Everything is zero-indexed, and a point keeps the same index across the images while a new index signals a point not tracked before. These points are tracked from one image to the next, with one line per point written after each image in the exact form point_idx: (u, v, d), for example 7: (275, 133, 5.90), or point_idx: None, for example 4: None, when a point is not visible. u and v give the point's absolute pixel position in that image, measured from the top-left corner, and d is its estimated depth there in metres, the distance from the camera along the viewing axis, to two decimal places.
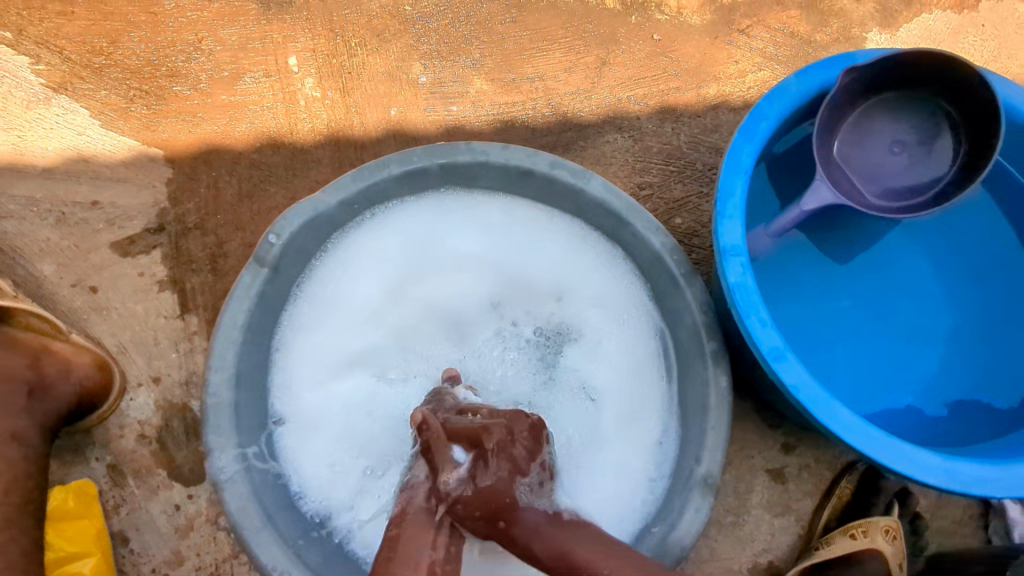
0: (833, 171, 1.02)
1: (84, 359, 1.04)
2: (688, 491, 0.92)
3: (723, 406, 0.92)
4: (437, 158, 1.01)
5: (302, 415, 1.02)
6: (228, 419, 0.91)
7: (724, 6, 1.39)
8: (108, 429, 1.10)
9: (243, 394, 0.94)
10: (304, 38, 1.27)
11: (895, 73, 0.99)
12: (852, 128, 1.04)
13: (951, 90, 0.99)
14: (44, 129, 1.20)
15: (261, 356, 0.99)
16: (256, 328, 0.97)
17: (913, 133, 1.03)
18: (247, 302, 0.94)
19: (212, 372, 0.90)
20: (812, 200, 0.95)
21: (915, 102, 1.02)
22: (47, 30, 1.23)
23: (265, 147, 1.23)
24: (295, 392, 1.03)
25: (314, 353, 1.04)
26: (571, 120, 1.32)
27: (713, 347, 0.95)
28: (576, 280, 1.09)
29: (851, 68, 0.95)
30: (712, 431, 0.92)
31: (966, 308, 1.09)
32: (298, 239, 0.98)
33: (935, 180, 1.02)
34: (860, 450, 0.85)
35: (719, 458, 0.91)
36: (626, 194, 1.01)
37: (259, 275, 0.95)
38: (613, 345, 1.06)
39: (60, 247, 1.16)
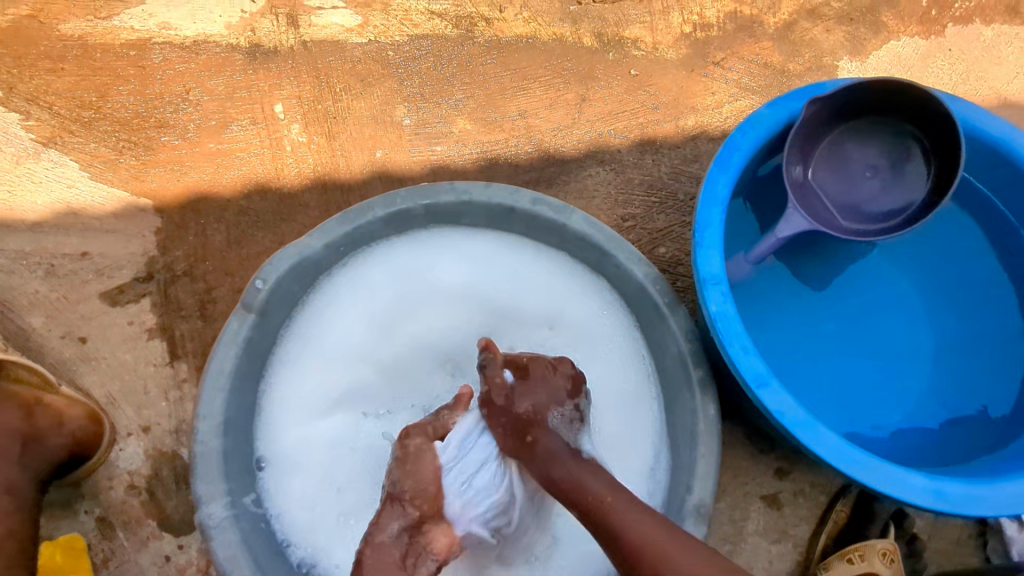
0: (807, 198, 1.04)
1: (77, 412, 1.03)
2: (681, 521, 0.92)
3: (712, 434, 0.93)
4: (420, 199, 1.02)
5: (289, 456, 1.01)
6: (218, 465, 0.91)
7: (699, 40, 1.43)
8: (97, 481, 1.10)
9: (231, 441, 0.94)
10: (290, 85, 1.30)
11: (859, 100, 1.02)
12: (822, 155, 1.06)
13: (915, 113, 1.01)
14: (33, 183, 1.21)
15: (249, 400, 0.99)
16: (245, 373, 0.97)
17: (882, 156, 1.06)
18: (234, 348, 0.94)
19: (200, 420, 0.91)
20: (787, 227, 0.98)
21: (883, 128, 1.05)
22: (37, 86, 1.25)
23: (253, 193, 1.25)
24: (281, 433, 1.02)
25: (300, 396, 1.04)
26: (553, 155, 1.34)
27: (699, 375, 0.95)
28: (563, 311, 1.09)
29: (816, 98, 0.98)
30: (702, 459, 0.92)
31: (949, 327, 1.10)
32: (284, 283, 0.99)
33: (907, 202, 1.04)
34: (848, 474, 0.85)
35: (710, 487, 0.91)
36: (608, 227, 1.02)
37: (246, 320, 0.95)
38: (599, 378, 1.06)
39: (49, 299, 1.17)
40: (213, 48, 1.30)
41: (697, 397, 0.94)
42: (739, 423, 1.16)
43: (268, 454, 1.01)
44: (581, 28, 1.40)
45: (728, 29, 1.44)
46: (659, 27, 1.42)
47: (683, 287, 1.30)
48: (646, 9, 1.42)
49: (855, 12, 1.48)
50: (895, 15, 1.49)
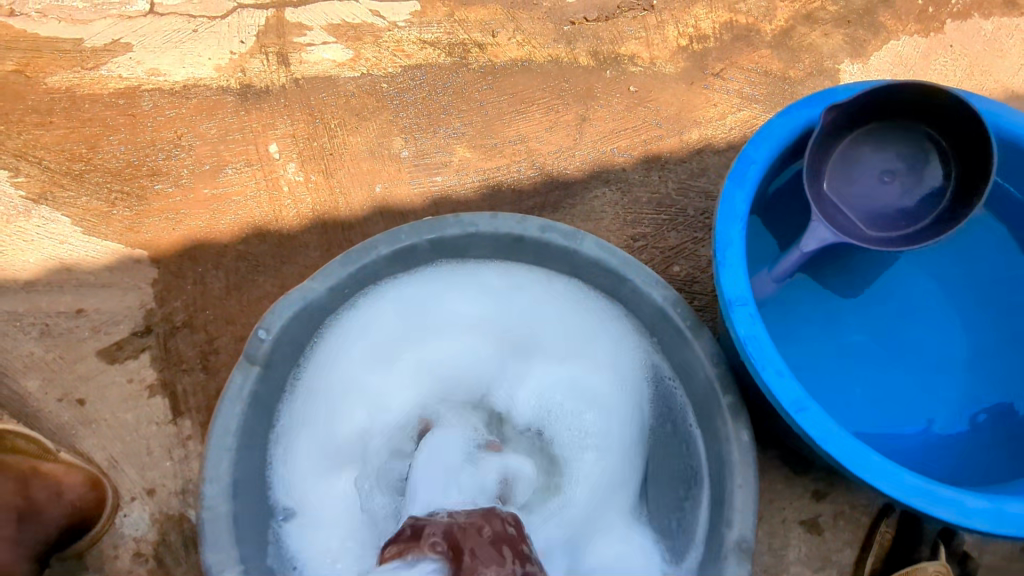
0: (826, 208, 1.00)
1: (76, 477, 0.99)
2: (722, 558, 0.86)
3: (748, 464, 0.87)
4: (425, 234, 0.98)
5: (303, 512, 0.96)
6: (228, 531, 0.85)
7: (696, 52, 1.40)
8: (101, 551, 1.04)
9: (241, 503, 0.88)
10: (284, 124, 1.27)
11: (875, 104, 0.98)
12: (839, 163, 1.02)
13: (932, 113, 0.97)
14: (24, 241, 1.17)
15: (258, 456, 0.94)
16: (252, 428, 0.92)
17: (901, 160, 1.01)
18: (240, 404, 0.89)
19: (207, 483, 0.85)
20: (811, 241, 0.94)
21: (899, 131, 1.01)
22: (26, 142, 1.22)
23: (251, 237, 1.21)
24: (296, 487, 0.97)
25: (309, 446, 0.99)
26: (557, 178, 1.31)
27: (730, 402, 0.90)
28: (581, 340, 1.06)
29: (832, 105, 0.94)
30: (740, 491, 0.87)
31: (983, 332, 1.05)
32: (290, 331, 0.95)
33: (930, 206, 1.00)
34: (902, 501, 0.80)
35: (751, 520, 0.85)
36: (621, 250, 0.98)
37: (250, 373, 0.91)
38: (619, 412, 1.03)
39: (45, 360, 1.12)
40: (204, 91, 1.28)
41: (729, 424, 0.89)
42: (771, 445, 1.10)
43: (281, 510, 0.96)
44: (576, 47, 1.38)
45: (725, 39, 1.42)
46: (655, 42, 1.40)
47: (701, 305, 1.25)
48: (641, 25, 1.40)
49: (852, 14, 1.46)
50: (893, 15, 1.46)
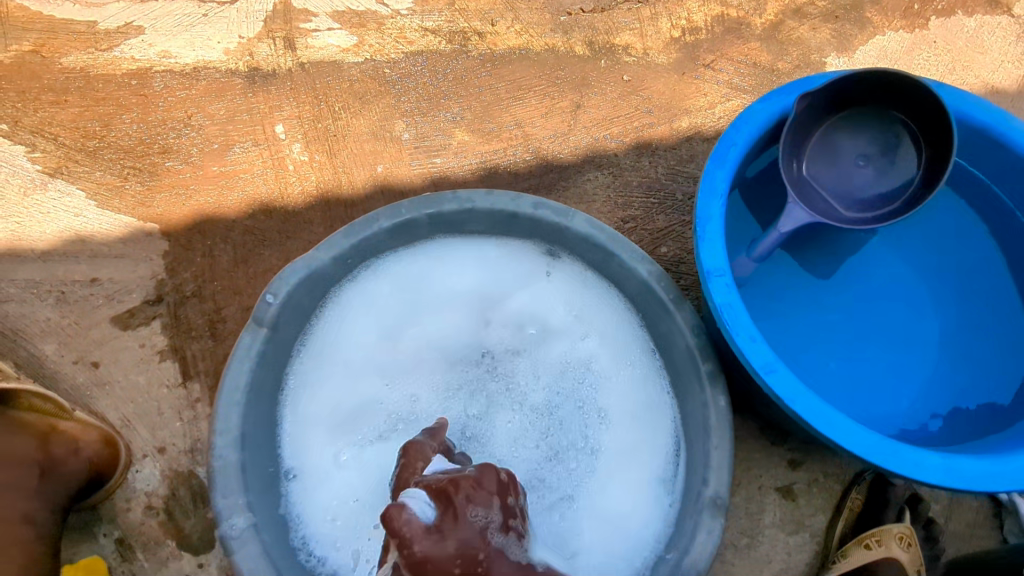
0: (803, 190, 1.06)
1: (92, 435, 1.05)
2: (698, 513, 0.92)
3: (724, 426, 0.93)
4: (425, 209, 1.04)
5: (310, 474, 1.02)
6: (237, 478, 0.91)
7: (688, 44, 1.46)
8: (114, 504, 1.10)
9: (249, 454, 0.94)
10: (290, 106, 1.32)
11: (849, 92, 1.03)
12: (816, 147, 1.08)
13: (903, 101, 1.03)
14: (41, 214, 1.23)
15: (264, 414, 1.00)
16: (259, 386, 0.98)
17: (874, 145, 1.07)
18: (248, 362, 0.95)
19: (217, 435, 0.91)
20: (788, 222, 1.00)
21: (873, 118, 1.07)
22: (42, 119, 1.27)
23: (258, 213, 1.26)
24: (305, 452, 1.03)
25: (316, 410, 1.05)
26: (551, 162, 1.36)
27: (708, 368, 0.96)
28: (584, 317, 1.11)
29: (806, 93, 1.00)
30: (716, 451, 0.93)
31: (954, 311, 1.11)
32: (296, 297, 1.01)
33: (900, 189, 1.06)
34: (865, 457, 0.85)
35: (725, 478, 0.91)
36: (609, 227, 1.04)
37: (258, 335, 0.96)
38: (610, 384, 1.08)
39: (60, 326, 1.18)
40: (213, 73, 1.33)
41: (707, 389, 0.95)
42: (750, 416, 1.17)
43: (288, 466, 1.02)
44: (572, 37, 1.43)
45: (716, 32, 1.48)
46: (649, 33, 1.45)
47: (686, 285, 1.31)
48: (635, 16, 1.46)
49: (840, 10, 1.52)
50: (879, 11, 1.52)
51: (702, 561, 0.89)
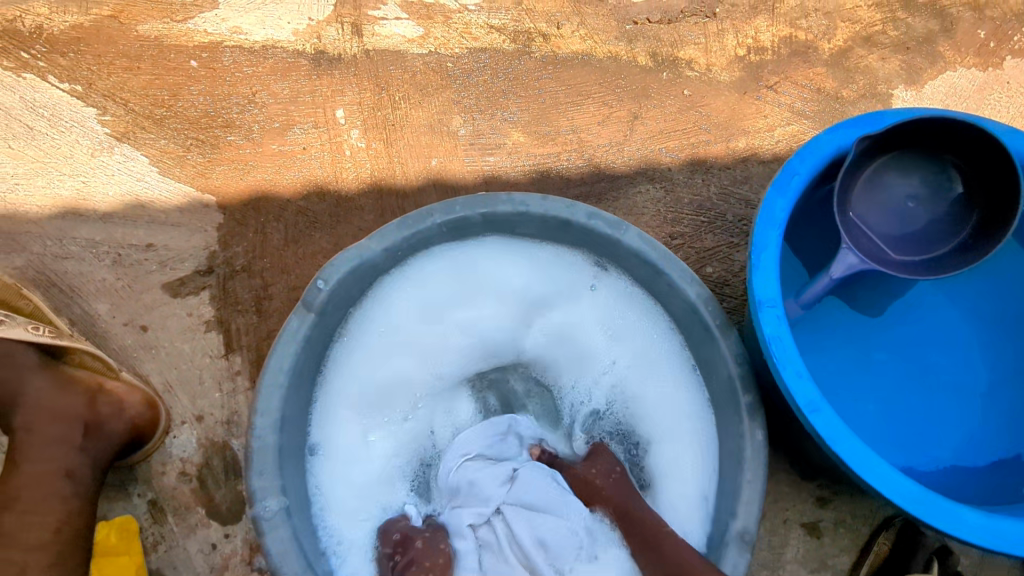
0: (852, 232, 1.02)
1: (135, 398, 1.07)
2: (725, 547, 0.92)
3: (759, 462, 0.93)
4: (477, 209, 1.02)
5: (340, 449, 1.06)
6: (274, 461, 0.92)
7: (752, 63, 1.44)
8: (150, 466, 1.12)
9: (286, 438, 0.96)
10: (352, 92, 1.34)
11: (908, 133, 0.99)
12: (864, 187, 1.03)
13: (960, 146, 0.98)
14: (106, 176, 1.26)
15: (302, 402, 1.01)
16: (301, 371, 0.99)
17: (926, 187, 1.02)
18: (294, 345, 0.96)
19: (258, 417, 0.92)
20: (839, 267, 0.98)
21: (926, 160, 1.02)
22: (114, 84, 1.31)
23: (312, 195, 1.28)
24: (337, 429, 1.06)
25: (352, 388, 1.07)
26: (604, 171, 1.36)
27: (747, 401, 0.95)
28: (623, 332, 1.11)
29: (864, 136, 0.96)
30: (748, 484, 0.93)
31: (1004, 362, 1.09)
32: (342, 286, 1.00)
33: (951, 235, 1.01)
34: (899, 502, 0.85)
35: (755, 514, 0.91)
36: (661, 245, 1.02)
37: (306, 320, 0.96)
38: (638, 401, 1.10)
39: (114, 287, 1.21)
40: (280, 53, 1.35)
41: (745, 422, 0.94)
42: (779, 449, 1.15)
43: (318, 438, 1.05)
44: (636, 47, 1.42)
45: (782, 53, 1.46)
46: (713, 49, 1.44)
47: (730, 307, 1.30)
48: (702, 31, 1.44)
49: (912, 41, 1.49)
50: (952, 46, 1.49)
51: None
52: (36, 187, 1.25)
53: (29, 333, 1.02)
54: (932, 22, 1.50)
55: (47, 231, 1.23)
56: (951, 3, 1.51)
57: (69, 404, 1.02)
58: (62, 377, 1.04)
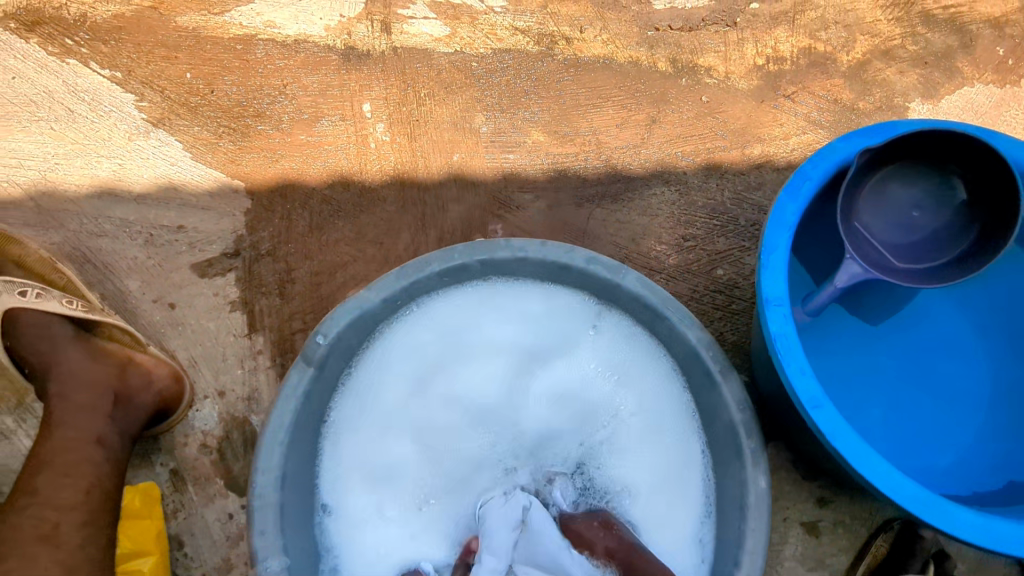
0: (856, 240, 1.04)
1: (162, 371, 1.13)
2: None
3: (763, 509, 0.93)
4: (476, 255, 1.04)
5: (348, 498, 1.08)
6: (275, 517, 0.90)
7: (771, 73, 1.47)
8: (173, 437, 1.17)
9: (287, 495, 0.93)
10: (379, 87, 1.38)
11: (911, 144, 1.01)
12: (869, 196, 1.05)
13: (962, 156, 1.00)
14: (141, 159, 1.32)
15: (304, 446, 1.00)
16: (302, 424, 0.97)
17: (929, 197, 1.04)
18: (293, 401, 0.95)
19: (258, 473, 0.91)
20: (844, 275, 1.01)
21: (929, 169, 1.04)
22: (152, 72, 1.37)
23: (337, 184, 1.33)
24: (344, 477, 1.09)
25: (356, 436, 1.10)
26: (620, 172, 1.40)
27: (753, 446, 0.95)
28: (625, 375, 1.13)
29: (866, 149, 0.99)
30: (751, 532, 0.93)
31: (1008, 368, 1.10)
32: (342, 337, 1.00)
33: (953, 244, 1.03)
34: (898, 502, 0.87)
35: (760, 562, 0.92)
36: (661, 289, 1.03)
37: (305, 374, 0.96)
38: (641, 451, 1.11)
39: (145, 265, 1.26)
40: (311, 47, 1.40)
41: (748, 470, 0.95)
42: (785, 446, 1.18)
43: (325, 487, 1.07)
44: (657, 52, 1.45)
45: (801, 64, 1.48)
46: (733, 57, 1.47)
47: (740, 309, 1.33)
48: (722, 39, 1.47)
49: (931, 56, 1.51)
50: (971, 62, 1.51)
51: None
52: (75, 167, 1.31)
53: (62, 306, 1.09)
54: (951, 38, 1.52)
55: (84, 210, 1.29)
56: (971, 19, 1.53)
57: (100, 375, 1.08)
58: (94, 349, 1.10)
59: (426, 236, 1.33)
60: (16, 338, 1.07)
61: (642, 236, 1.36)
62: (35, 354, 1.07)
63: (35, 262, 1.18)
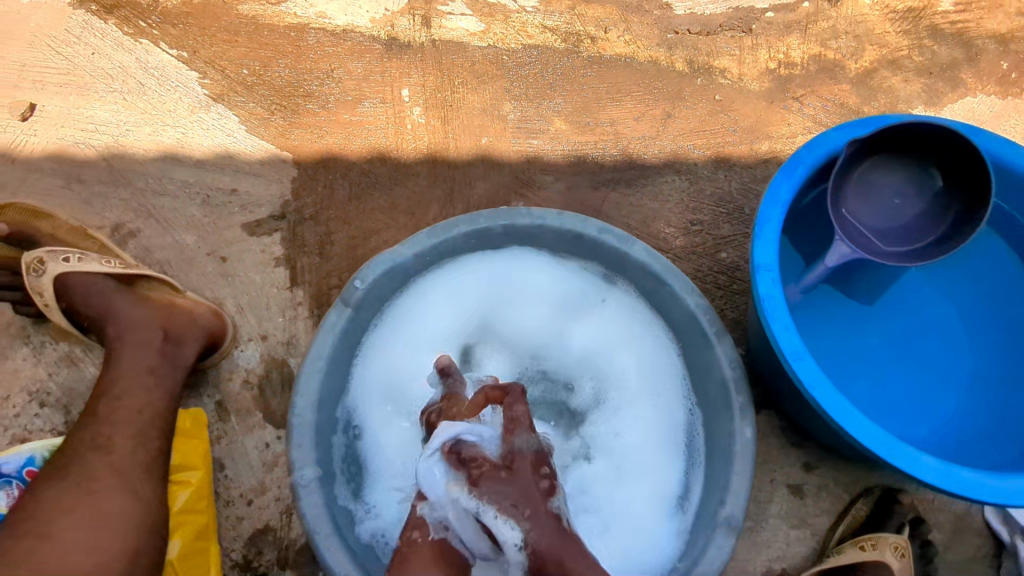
0: (844, 224, 1.14)
1: (204, 310, 1.26)
2: (713, 531, 1.01)
3: (747, 454, 1.02)
4: (499, 221, 1.15)
5: (369, 435, 1.16)
6: (311, 435, 1.02)
7: (782, 76, 1.58)
8: (220, 372, 1.30)
9: (322, 417, 1.05)
10: (417, 75, 1.52)
11: (894, 137, 1.11)
12: (856, 184, 1.15)
13: (940, 147, 1.10)
14: (202, 129, 1.47)
15: (337, 380, 1.12)
16: (338, 357, 1.10)
17: (911, 185, 1.14)
18: (332, 336, 1.07)
19: (298, 395, 1.03)
20: (832, 256, 1.10)
21: (912, 160, 1.14)
22: (215, 53, 1.51)
23: (375, 159, 1.46)
24: (367, 418, 1.17)
25: (383, 382, 1.19)
26: (635, 160, 1.51)
27: (741, 401, 1.05)
28: (627, 342, 1.22)
29: (852, 139, 1.09)
30: (736, 475, 1.02)
31: (989, 352, 1.19)
32: (377, 285, 1.13)
33: (934, 227, 1.13)
34: (868, 447, 0.96)
35: (742, 502, 1.00)
36: (665, 258, 1.14)
37: (343, 314, 1.09)
38: (643, 410, 1.20)
39: (202, 222, 1.41)
40: (358, 37, 1.54)
41: (735, 421, 1.04)
42: (776, 415, 1.27)
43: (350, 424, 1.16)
44: (675, 53, 1.57)
45: (811, 70, 1.59)
46: (746, 61, 1.58)
47: (740, 289, 1.43)
48: (737, 44, 1.58)
49: (936, 67, 1.60)
50: (975, 74, 1.60)
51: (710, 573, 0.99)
52: (144, 134, 1.46)
53: (103, 265, 1.22)
54: (957, 50, 1.62)
55: (150, 171, 1.44)
56: (978, 35, 1.63)
57: (150, 317, 1.20)
58: (139, 298, 1.23)
59: (454, 209, 1.45)
60: (69, 299, 1.21)
61: (653, 219, 1.47)
62: (89, 309, 1.20)
63: (66, 232, 1.27)
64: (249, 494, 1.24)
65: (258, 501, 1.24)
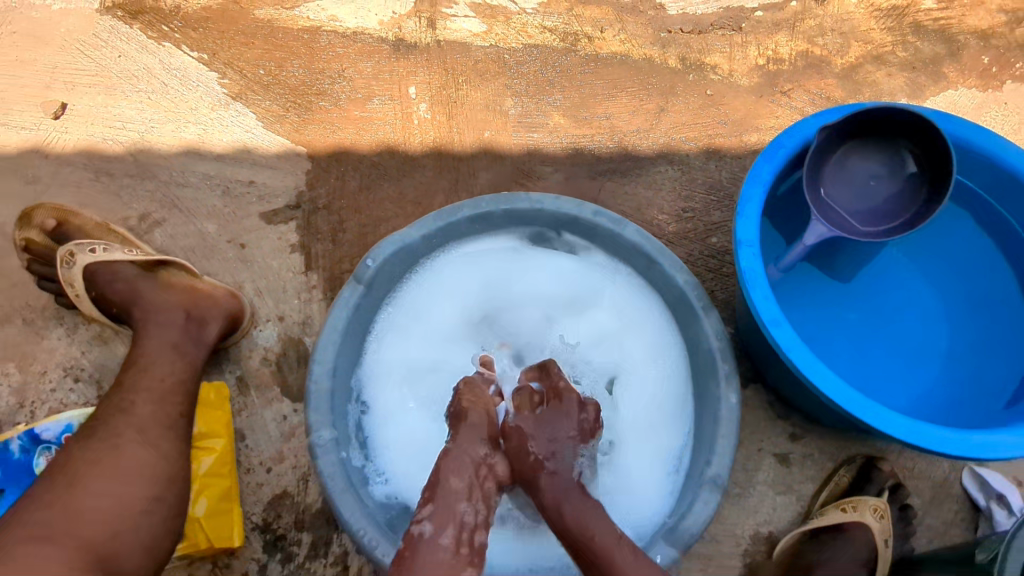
0: (822, 205, 1.21)
1: (223, 291, 1.34)
2: (699, 488, 1.09)
3: (732, 418, 1.10)
4: (501, 205, 1.23)
5: (384, 407, 1.25)
6: (327, 401, 1.10)
7: (770, 72, 1.66)
8: (240, 350, 1.39)
9: (337, 385, 1.14)
10: (423, 73, 1.61)
11: (867, 122, 1.19)
12: (834, 167, 1.22)
13: (911, 131, 1.18)
14: (221, 126, 1.56)
15: (351, 352, 1.20)
16: (351, 331, 1.18)
17: (885, 168, 1.21)
18: (346, 310, 1.16)
19: (315, 363, 1.11)
20: (811, 235, 1.17)
21: (885, 145, 1.21)
22: (233, 54, 1.61)
23: (383, 152, 1.55)
24: (381, 391, 1.26)
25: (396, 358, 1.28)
26: (630, 152, 1.59)
27: (727, 369, 1.12)
28: (625, 320, 1.30)
29: (828, 125, 1.17)
30: (722, 437, 1.10)
31: (962, 328, 1.26)
32: (387, 264, 1.21)
33: (907, 207, 1.20)
34: (843, 407, 1.03)
35: (727, 462, 1.08)
36: (656, 239, 1.22)
37: (356, 290, 1.17)
38: (639, 382, 1.27)
39: (222, 211, 1.50)
40: (367, 38, 1.63)
41: (722, 387, 1.12)
42: (763, 389, 1.34)
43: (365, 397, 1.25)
44: (668, 51, 1.65)
45: (798, 65, 1.67)
46: (736, 57, 1.66)
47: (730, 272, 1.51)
48: (727, 42, 1.67)
49: (919, 62, 1.68)
50: (957, 68, 1.68)
51: (696, 526, 1.06)
52: (167, 130, 1.56)
53: (127, 253, 1.31)
54: (939, 46, 1.69)
55: (173, 165, 1.53)
56: (960, 31, 1.70)
57: (173, 299, 1.29)
58: (162, 282, 1.32)
59: (459, 199, 1.54)
60: (99, 288, 1.30)
61: (647, 207, 1.56)
62: (118, 295, 1.29)
63: (93, 227, 1.37)
64: (268, 463, 1.33)
65: (276, 469, 1.32)
